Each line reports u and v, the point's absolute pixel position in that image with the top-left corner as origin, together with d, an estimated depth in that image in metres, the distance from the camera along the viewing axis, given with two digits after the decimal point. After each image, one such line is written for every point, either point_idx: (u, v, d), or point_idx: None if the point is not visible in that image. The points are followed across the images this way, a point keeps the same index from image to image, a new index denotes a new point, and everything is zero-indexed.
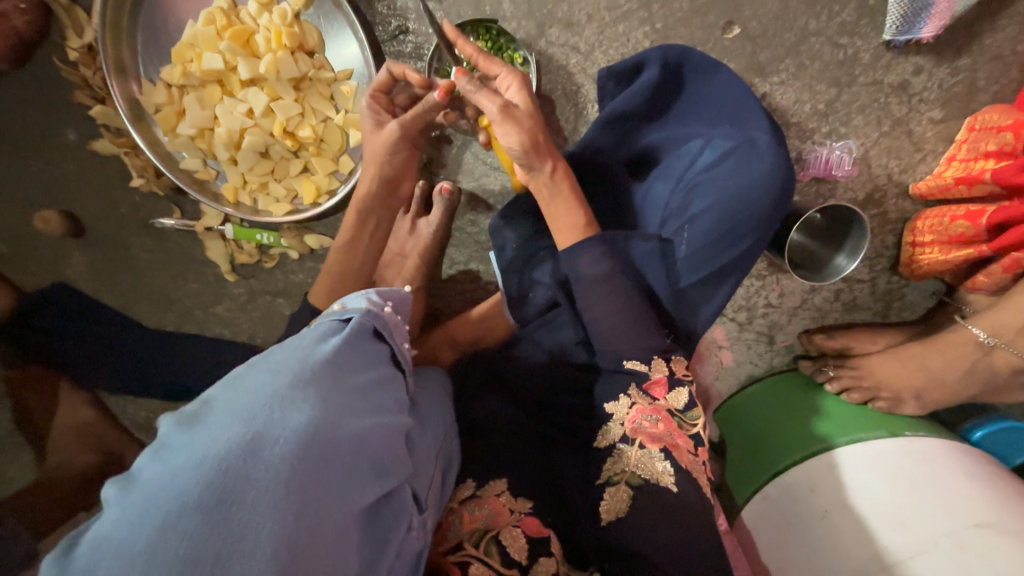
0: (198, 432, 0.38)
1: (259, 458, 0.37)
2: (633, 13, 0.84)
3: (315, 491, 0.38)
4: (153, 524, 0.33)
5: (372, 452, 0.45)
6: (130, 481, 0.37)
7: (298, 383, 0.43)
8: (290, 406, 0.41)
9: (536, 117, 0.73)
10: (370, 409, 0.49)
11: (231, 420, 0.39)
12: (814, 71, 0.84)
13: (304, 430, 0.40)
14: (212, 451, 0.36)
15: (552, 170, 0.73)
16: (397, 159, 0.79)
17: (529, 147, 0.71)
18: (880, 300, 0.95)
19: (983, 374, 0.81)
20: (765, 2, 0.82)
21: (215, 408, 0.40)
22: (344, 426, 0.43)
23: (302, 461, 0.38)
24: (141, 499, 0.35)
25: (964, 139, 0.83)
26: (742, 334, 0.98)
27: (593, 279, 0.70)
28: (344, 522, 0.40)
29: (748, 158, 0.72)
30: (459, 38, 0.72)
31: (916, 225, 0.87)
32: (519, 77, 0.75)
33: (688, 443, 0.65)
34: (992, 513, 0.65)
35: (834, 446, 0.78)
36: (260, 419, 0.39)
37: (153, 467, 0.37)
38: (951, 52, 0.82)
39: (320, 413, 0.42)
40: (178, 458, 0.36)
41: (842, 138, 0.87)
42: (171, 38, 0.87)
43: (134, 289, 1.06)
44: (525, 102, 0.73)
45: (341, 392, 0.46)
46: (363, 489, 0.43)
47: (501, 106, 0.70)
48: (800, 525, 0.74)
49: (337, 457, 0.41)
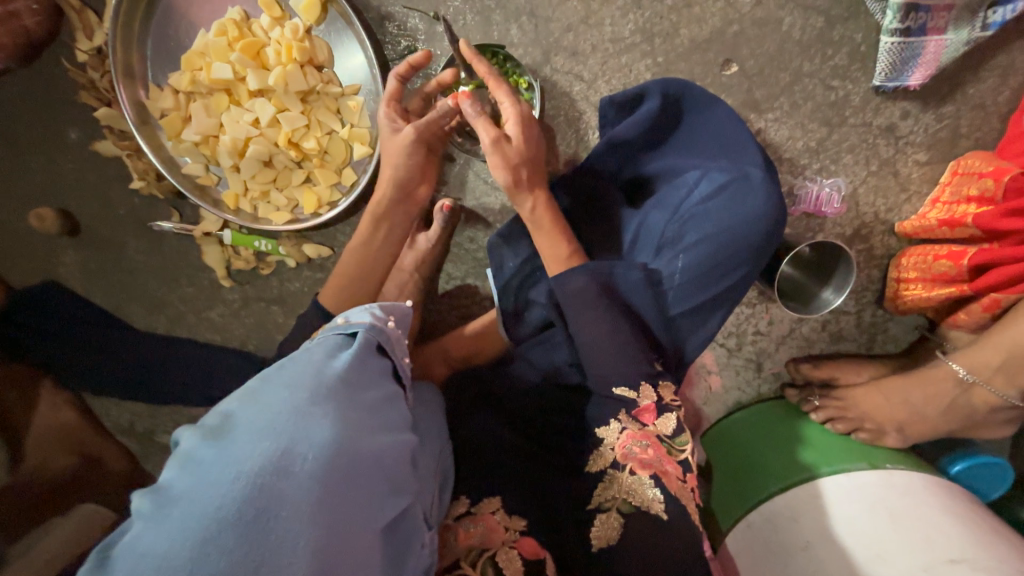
0: (225, 446, 0.40)
1: (289, 474, 0.39)
2: (636, 46, 0.87)
3: (341, 506, 0.40)
4: (192, 536, 0.35)
5: (389, 468, 0.47)
6: (159, 496, 0.38)
7: (317, 399, 0.45)
8: (313, 423, 0.43)
9: (528, 153, 0.74)
10: (384, 424, 0.50)
11: (258, 436, 0.40)
12: (808, 110, 0.87)
13: (327, 448, 0.41)
14: (244, 466, 0.38)
15: (532, 207, 0.76)
16: (403, 166, 0.80)
17: (511, 182, 0.74)
18: (865, 333, 0.97)
19: (963, 410, 0.83)
20: (762, 43, 0.85)
21: (238, 423, 0.42)
22: (364, 443, 0.45)
23: (329, 477, 0.40)
24: (177, 512, 0.36)
25: (947, 182, 0.86)
26: (731, 360, 1.00)
27: (584, 302, 0.71)
28: (369, 537, 0.42)
29: (742, 193, 0.74)
30: (475, 58, 0.74)
31: (901, 261, 0.89)
32: (523, 112, 0.74)
33: (677, 470, 0.66)
34: (967, 549, 0.67)
35: (817, 475, 0.80)
36: (286, 435, 0.41)
37: (183, 481, 0.38)
38: (936, 99, 0.86)
39: (341, 429, 0.44)
40: (209, 472, 0.38)
41: (832, 176, 0.90)
42: (181, 45, 0.88)
43: (125, 291, 1.05)
44: (519, 136, 0.73)
45: (357, 407, 0.47)
46: (385, 504, 0.45)
47: (492, 139, 0.72)
48: (783, 555, 0.75)
49: (359, 473, 0.43)
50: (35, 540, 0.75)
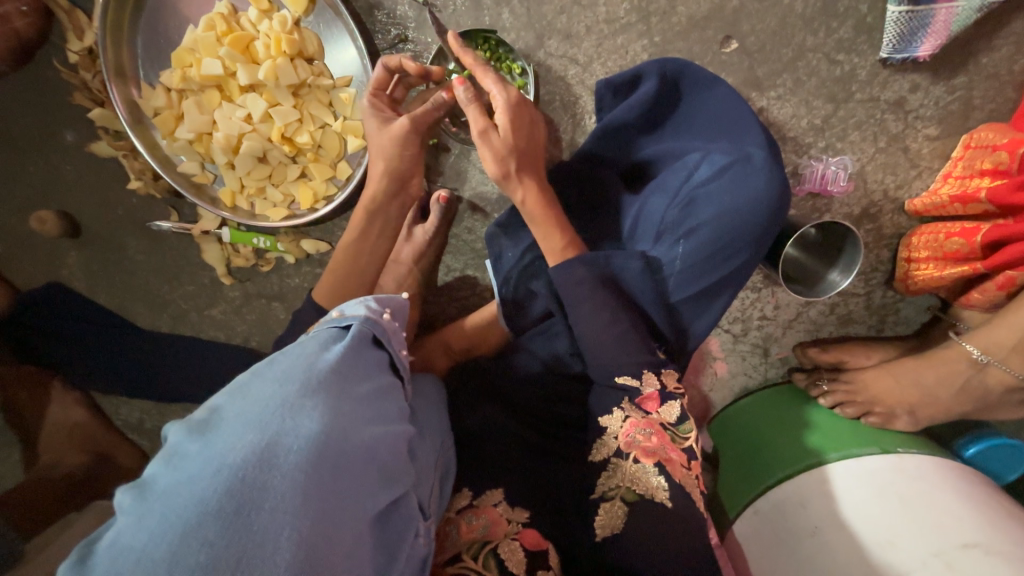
0: (211, 439, 0.39)
1: (274, 466, 0.38)
2: (632, 25, 0.84)
3: (329, 498, 0.39)
4: (174, 530, 0.34)
5: (382, 459, 0.46)
6: (144, 490, 0.38)
7: (307, 391, 0.44)
8: (301, 415, 0.42)
9: (518, 143, 0.72)
10: (377, 415, 0.49)
11: (244, 429, 0.40)
12: (811, 86, 0.84)
13: (315, 439, 0.41)
14: (229, 459, 0.38)
15: (523, 198, 0.74)
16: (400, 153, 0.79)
17: (502, 173, 0.72)
18: (875, 315, 0.95)
19: (977, 391, 0.80)
20: (763, 18, 0.82)
21: (225, 417, 0.41)
22: (354, 434, 0.44)
23: (316, 469, 0.39)
24: (159, 506, 0.36)
25: (959, 157, 0.84)
26: (737, 346, 0.98)
27: (584, 290, 0.70)
28: (358, 529, 0.41)
29: (743, 175, 0.71)
30: (460, 52, 0.71)
31: (911, 241, 0.87)
32: (512, 100, 0.72)
33: (682, 458, 0.64)
34: (981, 534, 0.65)
35: (825, 461, 0.78)
36: (272, 427, 0.40)
37: (167, 476, 0.38)
38: (948, 71, 0.83)
39: (330, 421, 0.43)
40: (194, 466, 0.38)
41: (838, 154, 0.87)
42: (172, 42, 0.87)
43: (128, 290, 1.06)
44: (507, 124, 0.71)
45: (349, 398, 0.46)
46: (376, 495, 0.44)
47: (479, 129, 0.70)
48: (791, 541, 0.74)
49: (349, 465, 0.42)
50: (50, 537, 0.76)
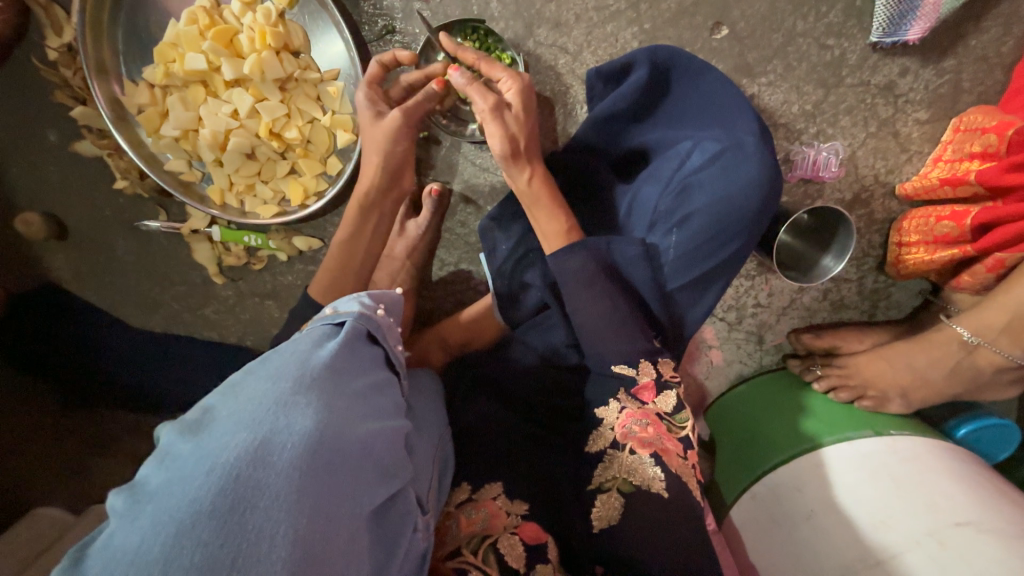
0: (204, 440, 0.39)
1: (268, 463, 0.38)
2: (622, 13, 0.84)
3: (326, 494, 0.39)
4: (168, 530, 0.34)
5: (378, 454, 0.46)
6: (138, 491, 0.38)
7: (301, 388, 0.44)
8: (295, 412, 0.42)
9: (527, 124, 0.73)
10: (373, 411, 0.49)
11: (237, 428, 0.39)
12: (802, 71, 0.84)
13: (310, 436, 0.40)
14: (221, 458, 0.37)
15: (530, 177, 0.73)
16: (399, 148, 0.78)
17: (508, 152, 0.71)
18: (867, 300, 0.96)
19: (968, 373, 0.81)
20: (753, 3, 0.82)
21: (218, 417, 0.41)
22: (350, 430, 0.44)
23: (312, 465, 0.39)
24: (153, 508, 0.36)
25: (949, 140, 0.84)
26: (732, 334, 0.99)
27: (580, 280, 0.70)
28: (355, 526, 0.41)
29: (736, 161, 0.71)
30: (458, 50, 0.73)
31: (903, 225, 0.88)
32: (524, 84, 0.72)
33: (677, 447, 0.65)
34: (971, 511, 0.66)
35: (820, 445, 0.79)
36: (266, 426, 0.40)
37: (160, 477, 0.38)
38: (937, 54, 0.83)
39: (325, 417, 0.42)
40: (187, 466, 0.38)
41: (829, 139, 0.87)
42: (153, 37, 0.85)
43: (119, 292, 1.05)
44: (519, 108, 0.72)
45: (344, 395, 0.46)
46: (372, 492, 0.44)
47: (490, 104, 0.70)
48: (788, 525, 0.74)
49: (345, 461, 0.42)
50: (48, 542, 0.78)
